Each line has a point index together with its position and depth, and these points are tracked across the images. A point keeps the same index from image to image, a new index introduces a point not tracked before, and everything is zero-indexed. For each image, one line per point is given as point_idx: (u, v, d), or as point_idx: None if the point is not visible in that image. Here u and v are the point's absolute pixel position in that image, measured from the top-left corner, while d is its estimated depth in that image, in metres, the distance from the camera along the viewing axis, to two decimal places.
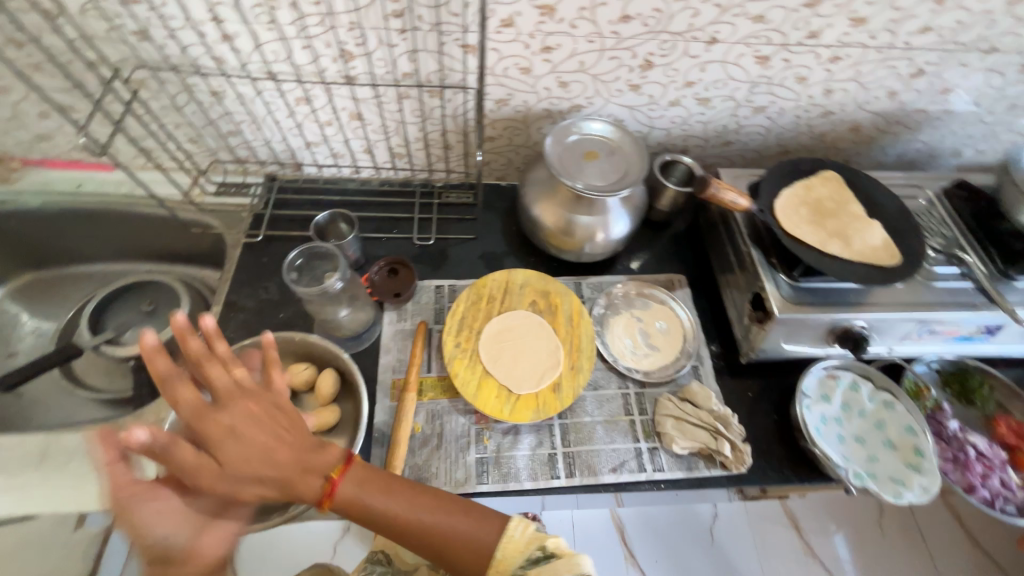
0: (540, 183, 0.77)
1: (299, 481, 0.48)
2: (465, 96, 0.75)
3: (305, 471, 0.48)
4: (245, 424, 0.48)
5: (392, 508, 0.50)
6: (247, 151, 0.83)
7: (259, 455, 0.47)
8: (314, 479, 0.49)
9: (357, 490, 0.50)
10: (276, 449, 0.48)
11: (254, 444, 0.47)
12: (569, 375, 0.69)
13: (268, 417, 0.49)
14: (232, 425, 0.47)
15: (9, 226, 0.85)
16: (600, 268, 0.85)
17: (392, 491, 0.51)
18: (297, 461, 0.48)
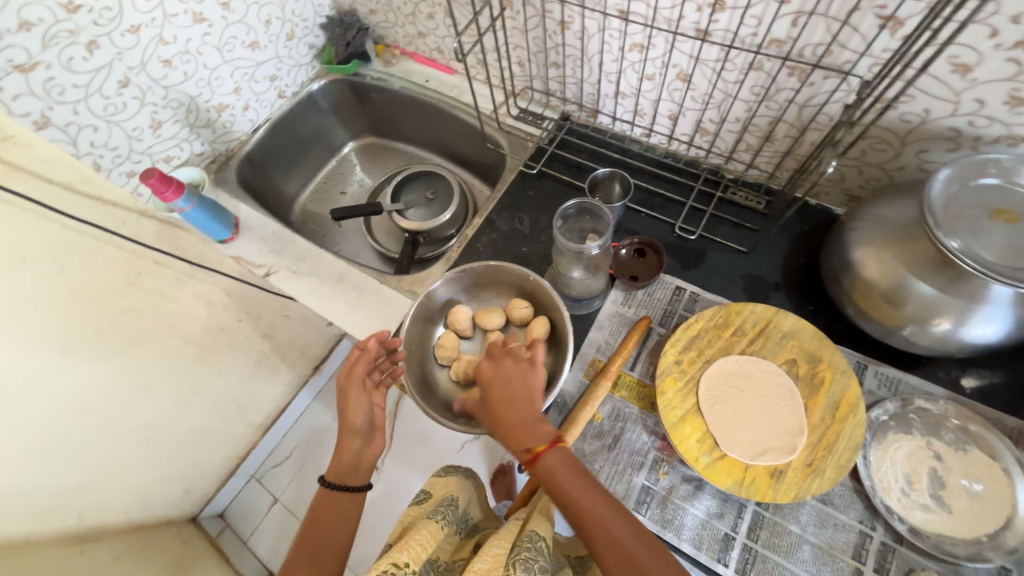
0: (887, 225, 0.56)
1: (522, 432, 0.51)
2: (839, 84, 0.58)
3: (530, 428, 0.52)
4: (514, 375, 0.56)
5: (580, 494, 0.48)
6: (558, 87, 0.85)
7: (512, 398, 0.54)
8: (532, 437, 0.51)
9: (560, 464, 0.49)
10: (522, 398, 0.54)
11: (513, 387, 0.55)
12: (800, 471, 0.53)
13: (524, 379, 0.56)
14: (508, 369, 0.56)
15: (373, 100, 1.08)
16: (900, 361, 0.62)
17: (590, 485, 0.48)
18: (527, 418, 0.53)
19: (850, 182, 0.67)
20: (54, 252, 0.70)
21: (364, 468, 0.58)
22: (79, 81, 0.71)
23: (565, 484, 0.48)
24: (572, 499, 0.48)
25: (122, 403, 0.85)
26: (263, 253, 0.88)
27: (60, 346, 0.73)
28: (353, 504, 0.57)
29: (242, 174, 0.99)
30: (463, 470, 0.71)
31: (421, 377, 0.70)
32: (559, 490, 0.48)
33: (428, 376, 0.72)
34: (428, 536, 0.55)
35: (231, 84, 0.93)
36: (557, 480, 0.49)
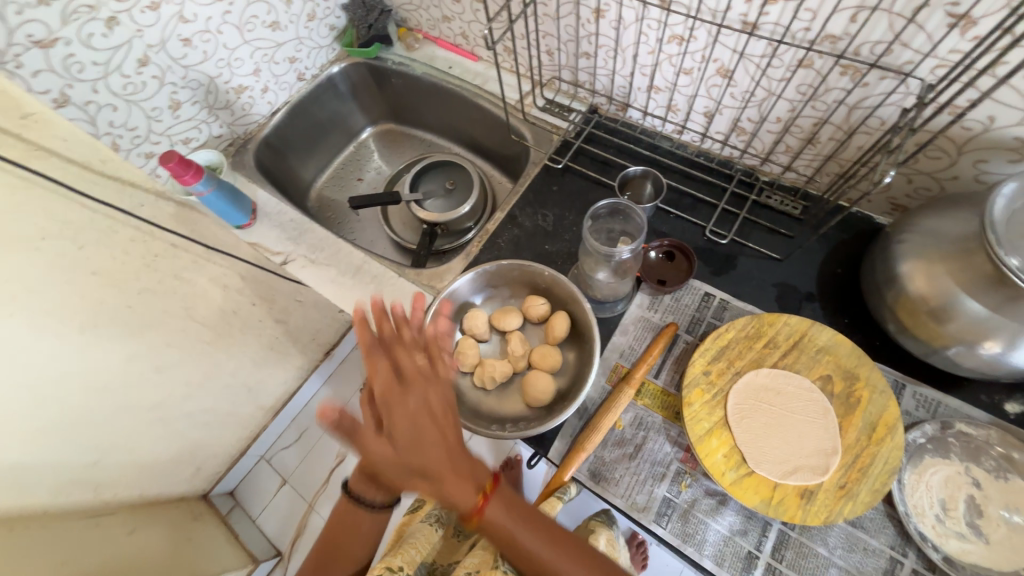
0: (941, 239, 0.52)
1: (452, 485, 0.44)
2: (897, 86, 0.54)
3: (464, 474, 0.45)
4: (426, 413, 0.46)
5: (523, 539, 0.46)
6: (588, 78, 0.81)
7: (427, 442, 0.45)
8: (469, 486, 0.45)
9: (499, 514, 0.45)
10: (434, 442, 0.45)
11: (416, 435, 0.45)
12: (833, 493, 0.51)
13: (429, 415, 0.47)
14: (415, 408, 0.46)
15: (393, 84, 1.05)
16: (937, 380, 0.60)
17: (533, 527, 0.47)
18: (451, 463, 0.45)
19: (896, 191, 0.64)
20: (75, 233, 0.64)
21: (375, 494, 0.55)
22: (100, 59, 0.69)
23: (511, 529, 0.46)
24: (515, 545, 0.46)
25: (136, 385, 0.82)
26: (281, 240, 0.86)
27: (78, 328, 0.69)
28: (372, 523, 0.57)
29: (260, 157, 0.97)
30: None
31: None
32: (504, 535, 0.45)
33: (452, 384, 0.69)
34: (423, 539, 0.60)
35: (250, 64, 0.90)
36: (499, 530, 0.45)
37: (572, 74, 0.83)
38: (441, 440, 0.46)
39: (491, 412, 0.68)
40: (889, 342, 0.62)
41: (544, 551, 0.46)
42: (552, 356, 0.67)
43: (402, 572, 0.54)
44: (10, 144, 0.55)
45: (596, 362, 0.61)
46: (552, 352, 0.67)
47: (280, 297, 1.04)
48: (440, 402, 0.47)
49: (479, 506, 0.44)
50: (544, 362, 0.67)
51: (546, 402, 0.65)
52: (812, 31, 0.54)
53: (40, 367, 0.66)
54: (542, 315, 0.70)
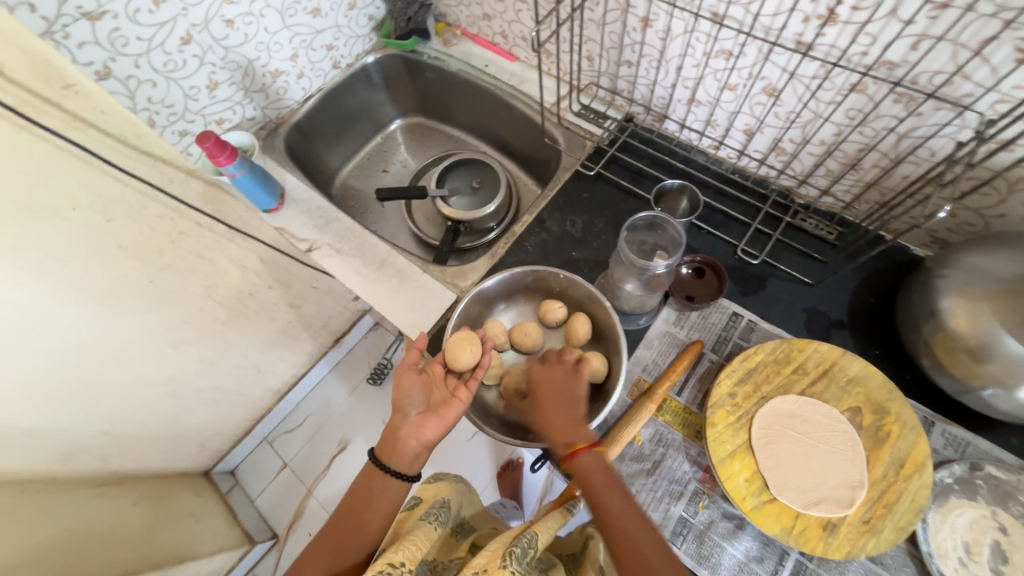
0: (986, 278, 0.51)
1: (562, 431, 0.52)
2: (952, 119, 0.53)
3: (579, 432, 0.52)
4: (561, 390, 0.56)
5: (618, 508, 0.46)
6: (627, 85, 0.80)
7: (557, 398, 0.55)
8: (572, 437, 0.51)
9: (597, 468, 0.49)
10: (560, 406, 0.54)
11: (553, 398, 0.55)
12: (856, 527, 0.50)
13: (567, 393, 0.56)
14: (558, 386, 0.56)
15: (427, 78, 1.05)
16: (967, 420, 0.58)
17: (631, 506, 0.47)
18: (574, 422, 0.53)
19: (937, 224, 0.62)
20: (105, 205, 0.65)
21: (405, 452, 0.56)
22: (144, 34, 0.70)
23: (605, 493, 0.47)
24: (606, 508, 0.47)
25: (149, 356, 0.82)
26: (307, 226, 0.86)
27: (98, 299, 0.69)
28: (384, 487, 0.55)
29: (290, 141, 0.97)
30: (455, 475, 0.68)
31: (473, 405, 0.66)
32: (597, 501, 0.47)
33: (478, 399, 0.67)
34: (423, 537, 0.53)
35: (289, 49, 0.90)
36: (591, 481, 0.48)
37: (611, 81, 0.82)
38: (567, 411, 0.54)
39: (520, 421, 0.66)
40: (920, 377, 0.61)
41: (623, 513, 0.46)
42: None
43: (403, 570, 0.47)
44: (52, 114, 0.56)
45: (621, 376, 0.60)
46: (576, 355, 0.67)
47: (297, 282, 1.04)
48: (577, 390, 0.56)
49: (576, 451, 0.50)
50: None
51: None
52: (868, 55, 0.53)
53: (58, 335, 0.66)
54: (560, 319, 0.70)
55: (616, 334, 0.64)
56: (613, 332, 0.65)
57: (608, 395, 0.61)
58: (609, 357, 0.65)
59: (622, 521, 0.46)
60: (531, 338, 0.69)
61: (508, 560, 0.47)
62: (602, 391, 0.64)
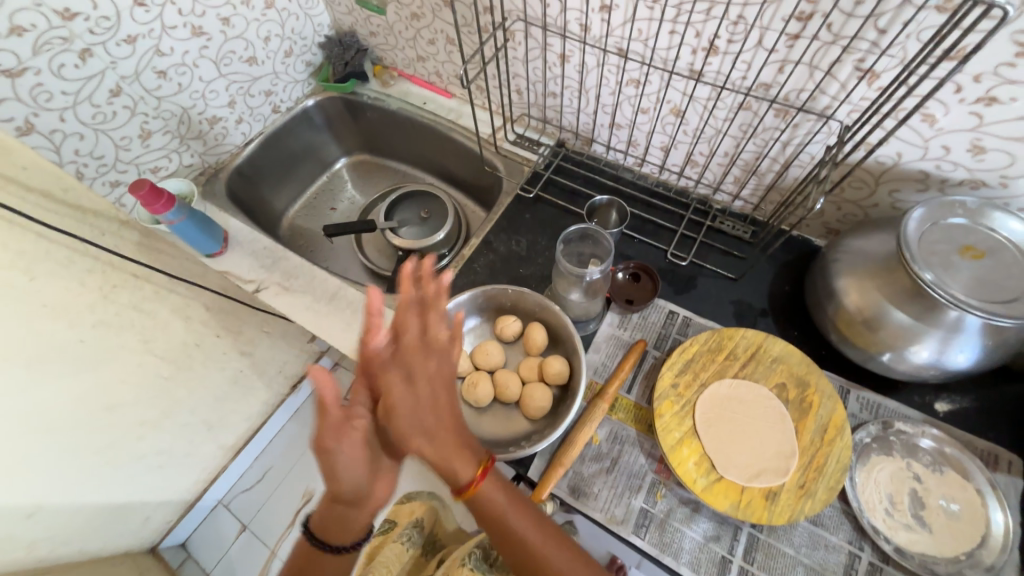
0: (868, 258, 0.59)
1: (456, 458, 0.47)
2: (821, 127, 0.62)
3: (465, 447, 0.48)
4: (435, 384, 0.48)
5: (517, 524, 0.49)
6: (555, 114, 0.87)
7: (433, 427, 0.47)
8: (471, 458, 0.48)
9: (493, 488, 0.49)
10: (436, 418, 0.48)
11: (424, 395, 0.47)
12: (794, 493, 0.55)
13: (443, 381, 0.49)
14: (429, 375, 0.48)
15: (369, 117, 1.09)
16: (878, 385, 0.66)
17: (525, 513, 0.50)
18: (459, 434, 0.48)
19: (828, 216, 0.72)
20: (28, 263, 0.62)
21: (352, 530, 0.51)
22: (70, 88, 0.69)
23: (506, 512, 0.49)
24: (508, 526, 0.49)
25: (83, 420, 0.76)
26: (254, 268, 0.86)
27: (21, 363, 0.65)
28: (338, 566, 0.52)
29: (231, 185, 0.97)
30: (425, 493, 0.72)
31: None
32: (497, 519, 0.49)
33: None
34: (395, 559, 0.57)
35: (226, 96, 0.92)
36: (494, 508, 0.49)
37: (540, 111, 0.89)
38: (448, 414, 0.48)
39: (497, 437, 0.67)
40: (834, 351, 0.68)
41: (533, 534, 0.49)
42: (538, 365, 0.69)
43: None
44: None
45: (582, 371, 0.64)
46: (538, 362, 0.70)
47: (247, 327, 1.02)
48: (452, 368, 0.50)
49: (478, 479, 0.48)
50: (533, 376, 0.69)
51: (547, 411, 0.67)
52: (748, 78, 0.62)
53: None
54: (515, 332, 0.72)
55: (572, 336, 0.67)
56: (569, 337, 0.68)
57: (574, 395, 0.64)
58: (569, 358, 0.69)
59: (527, 536, 0.49)
60: (492, 355, 0.70)
61: (467, 561, 0.54)
62: (567, 393, 0.68)
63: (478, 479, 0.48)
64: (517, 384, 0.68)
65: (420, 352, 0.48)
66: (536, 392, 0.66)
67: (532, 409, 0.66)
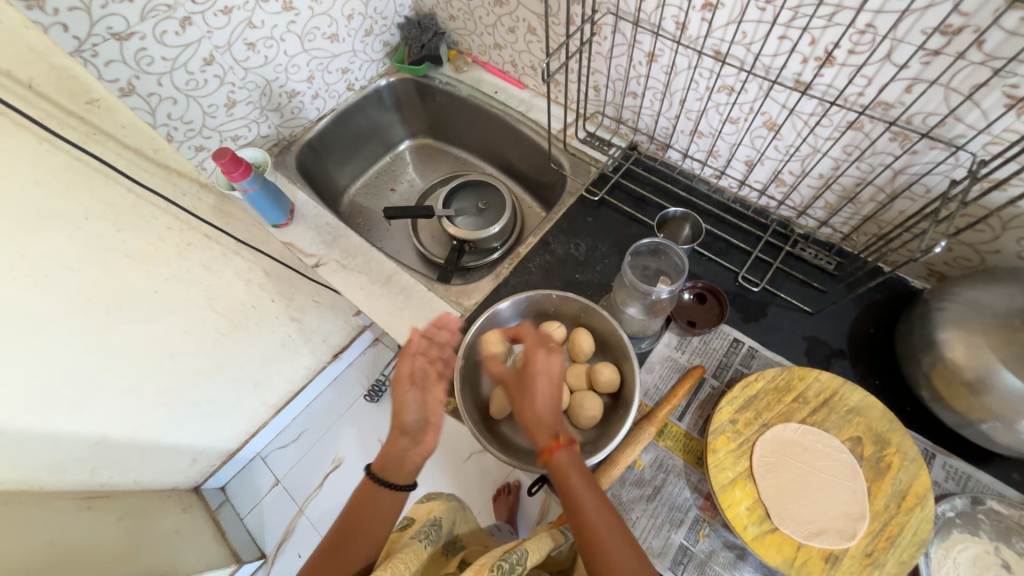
0: (983, 312, 0.52)
1: (544, 426, 0.54)
2: (946, 157, 0.54)
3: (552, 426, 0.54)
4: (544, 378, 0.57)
5: (584, 497, 0.49)
6: (631, 115, 0.83)
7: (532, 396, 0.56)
8: (550, 433, 0.54)
9: (571, 467, 0.51)
10: (541, 398, 0.56)
11: (541, 392, 0.56)
12: (858, 560, 0.50)
13: (551, 381, 0.57)
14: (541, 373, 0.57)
15: (438, 102, 1.08)
16: (967, 453, 0.59)
17: (599, 496, 0.50)
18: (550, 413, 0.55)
19: (933, 257, 0.64)
20: (117, 215, 0.66)
21: (407, 469, 0.58)
22: (168, 54, 0.72)
23: (581, 493, 0.50)
24: (577, 500, 0.49)
25: (149, 364, 0.82)
26: (315, 242, 0.88)
27: (102, 307, 0.69)
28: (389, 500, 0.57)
29: (301, 159, 1.00)
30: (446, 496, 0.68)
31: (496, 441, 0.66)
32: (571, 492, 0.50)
33: (501, 437, 0.68)
34: (416, 551, 0.53)
35: (306, 72, 0.93)
36: (568, 481, 0.51)
37: (616, 111, 0.85)
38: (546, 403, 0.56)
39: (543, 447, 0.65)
40: (920, 409, 0.61)
41: (602, 522, 0.48)
42: (586, 373, 0.67)
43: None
44: (73, 127, 0.58)
45: (636, 383, 0.61)
46: (586, 370, 0.68)
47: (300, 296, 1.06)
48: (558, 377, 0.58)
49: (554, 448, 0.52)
50: (581, 383, 0.67)
51: (596, 420, 0.65)
52: (864, 96, 0.56)
53: (62, 342, 0.66)
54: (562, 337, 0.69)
55: (622, 344, 0.64)
56: (621, 347, 0.65)
57: (626, 407, 0.61)
58: (620, 366, 0.66)
59: (592, 514, 0.48)
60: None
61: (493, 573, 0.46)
62: (619, 402, 0.65)
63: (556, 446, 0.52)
64: (564, 393, 0.66)
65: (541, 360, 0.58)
66: (585, 401, 0.64)
67: (582, 418, 0.64)
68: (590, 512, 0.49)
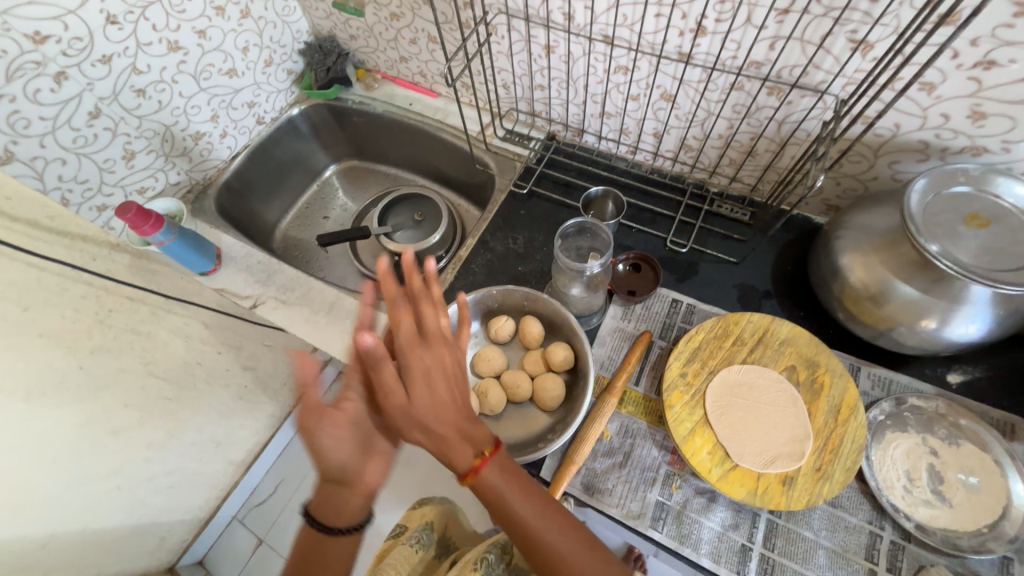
0: (871, 233, 0.58)
1: (454, 444, 0.45)
2: (816, 101, 0.60)
3: (467, 437, 0.45)
4: (435, 365, 0.47)
5: (517, 505, 0.46)
6: (543, 107, 0.86)
7: (433, 391, 0.46)
8: (471, 449, 0.45)
9: (496, 479, 0.45)
10: (445, 401, 0.45)
11: (434, 391, 0.46)
12: (810, 476, 0.54)
13: (444, 372, 0.47)
14: (421, 368, 0.46)
15: (355, 123, 1.07)
16: (887, 361, 0.65)
17: (528, 495, 0.46)
18: (461, 420, 0.45)
19: (828, 193, 0.71)
20: (20, 293, 0.59)
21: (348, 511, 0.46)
22: (47, 113, 0.67)
23: (512, 500, 0.46)
24: (511, 512, 0.45)
25: (91, 454, 0.74)
26: (250, 283, 0.85)
27: (22, 397, 0.61)
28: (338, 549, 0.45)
29: (221, 201, 0.96)
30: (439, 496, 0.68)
31: None
32: (505, 509, 0.45)
33: None
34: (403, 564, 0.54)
35: (208, 111, 0.90)
36: (498, 494, 0.45)
37: (529, 105, 0.88)
38: (455, 406, 0.46)
39: (519, 438, 0.66)
40: (842, 330, 0.67)
41: (556, 538, 0.46)
42: (542, 357, 0.68)
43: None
44: None
45: (590, 362, 0.63)
46: (541, 354, 0.69)
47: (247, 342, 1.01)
48: (456, 363, 0.48)
49: (477, 467, 0.44)
50: (539, 369, 0.68)
51: (561, 399, 0.66)
52: (738, 58, 0.61)
53: None
54: (511, 330, 0.71)
55: (568, 320, 0.66)
56: (568, 326, 0.67)
57: (585, 377, 0.63)
58: (571, 343, 0.68)
59: (531, 522, 0.46)
60: (494, 358, 0.69)
61: (479, 565, 0.50)
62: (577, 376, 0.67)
63: (480, 465, 0.45)
64: (527, 382, 0.67)
65: (438, 337, 0.48)
66: (546, 381, 0.66)
67: (547, 400, 0.65)
68: (531, 525, 0.46)
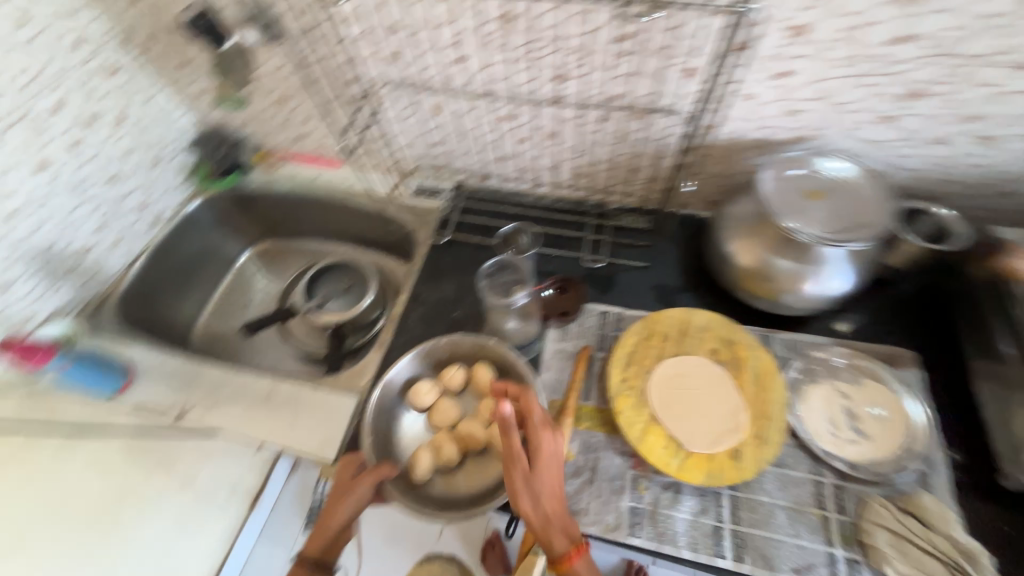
0: (742, 219, 0.67)
1: (553, 531, 0.54)
2: (672, 119, 0.70)
3: (563, 526, 0.54)
4: (549, 460, 0.56)
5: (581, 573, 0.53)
6: (445, 160, 0.91)
7: (535, 479, 0.55)
8: (565, 538, 0.54)
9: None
10: (552, 489, 0.55)
11: (546, 479, 0.55)
12: (753, 445, 0.59)
13: (553, 471, 0.56)
14: (548, 454, 0.56)
15: (262, 205, 1.04)
16: (790, 324, 0.73)
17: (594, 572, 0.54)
18: (560, 510, 0.55)
19: (705, 192, 0.80)
20: None
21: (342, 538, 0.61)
22: None
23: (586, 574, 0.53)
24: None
25: None
26: (169, 393, 0.78)
27: None
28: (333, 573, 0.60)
29: (123, 311, 0.89)
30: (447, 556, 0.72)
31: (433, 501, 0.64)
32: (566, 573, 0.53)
33: (429, 495, 0.65)
34: None
35: (93, 223, 0.85)
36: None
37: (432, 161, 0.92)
38: (557, 491, 0.56)
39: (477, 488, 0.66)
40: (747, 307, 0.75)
41: None
42: (494, 403, 0.69)
43: None
44: None
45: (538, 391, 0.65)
46: (494, 401, 0.71)
47: None
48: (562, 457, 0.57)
49: (570, 555, 0.53)
50: (492, 415, 0.70)
51: None
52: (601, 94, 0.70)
53: None
54: (462, 379, 0.72)
55: (514, 359, 0.68)
56: (511, 360, 0.69)
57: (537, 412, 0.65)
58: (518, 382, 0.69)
59: None
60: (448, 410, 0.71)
61: None
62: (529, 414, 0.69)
63: (571, 555, 0.53)
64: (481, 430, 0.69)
65: (552, 443, 0.57)
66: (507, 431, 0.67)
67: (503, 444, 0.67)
68: None
